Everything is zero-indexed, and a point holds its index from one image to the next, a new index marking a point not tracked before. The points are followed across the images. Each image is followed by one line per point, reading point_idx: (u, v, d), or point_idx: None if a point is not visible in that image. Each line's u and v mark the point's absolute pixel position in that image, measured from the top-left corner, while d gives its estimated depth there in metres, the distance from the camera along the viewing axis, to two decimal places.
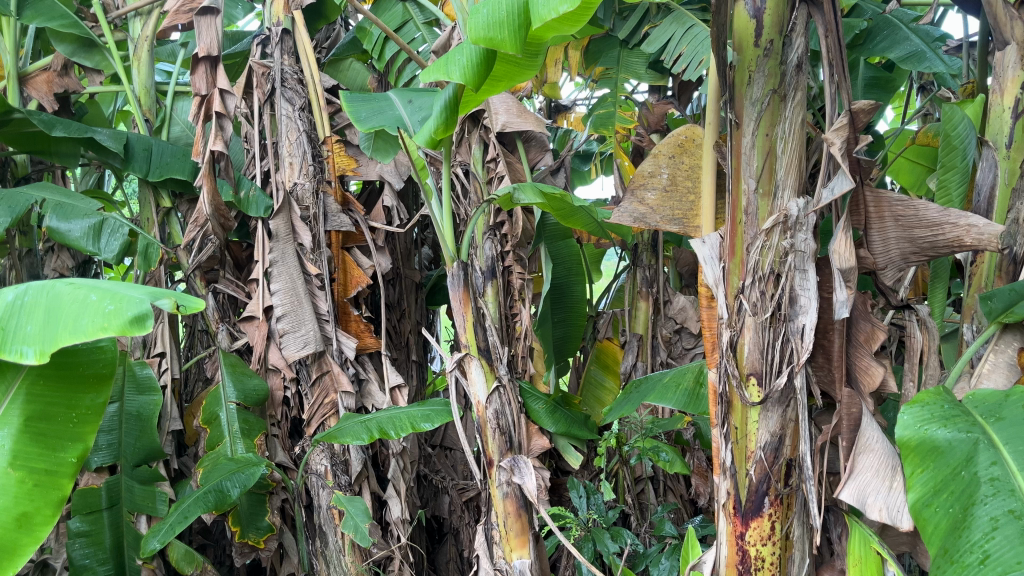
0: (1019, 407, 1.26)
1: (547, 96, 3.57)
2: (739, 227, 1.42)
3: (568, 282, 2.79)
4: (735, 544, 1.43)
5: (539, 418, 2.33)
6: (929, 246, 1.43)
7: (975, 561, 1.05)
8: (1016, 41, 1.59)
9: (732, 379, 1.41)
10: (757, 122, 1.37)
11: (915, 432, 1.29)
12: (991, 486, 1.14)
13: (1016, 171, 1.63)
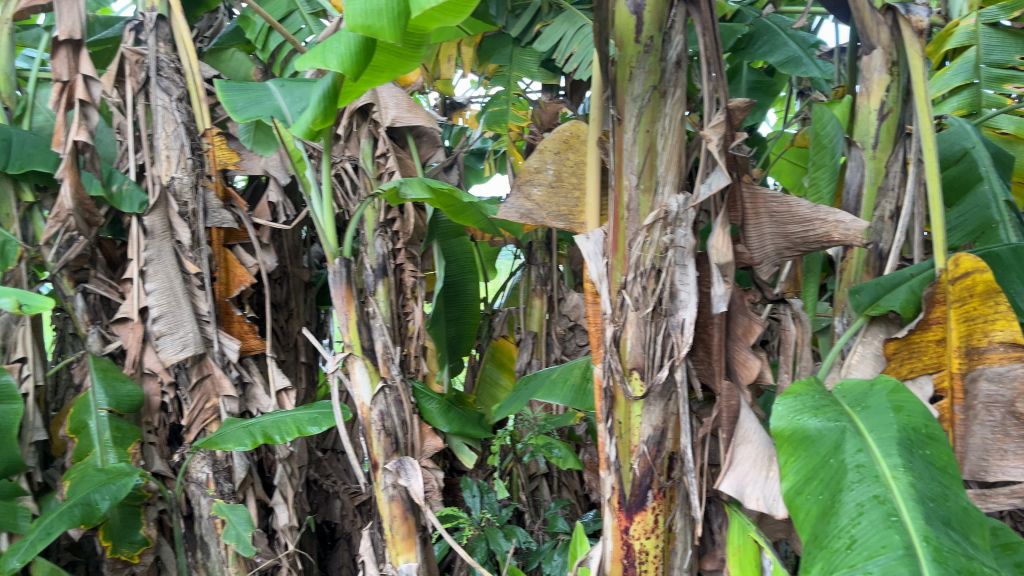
0: (882, 396, 1.32)
1: (440, 92, 3.54)
2: (621, 222, 1.43)
3: (462, 279, 2.73)
4: (620, 539, 1.43)
5: (432, 418, 2.31)
6: (801, 242, 1.47)
7: (843, 546, 1.08)
8: (882, 46, 1.66)
9: (615, 374, 1.41)
10: (638, 118, 1.39)
11: (788, 422, 1.33)
12: (857, 472, 1.18)
13: (881, 171, 1.71)
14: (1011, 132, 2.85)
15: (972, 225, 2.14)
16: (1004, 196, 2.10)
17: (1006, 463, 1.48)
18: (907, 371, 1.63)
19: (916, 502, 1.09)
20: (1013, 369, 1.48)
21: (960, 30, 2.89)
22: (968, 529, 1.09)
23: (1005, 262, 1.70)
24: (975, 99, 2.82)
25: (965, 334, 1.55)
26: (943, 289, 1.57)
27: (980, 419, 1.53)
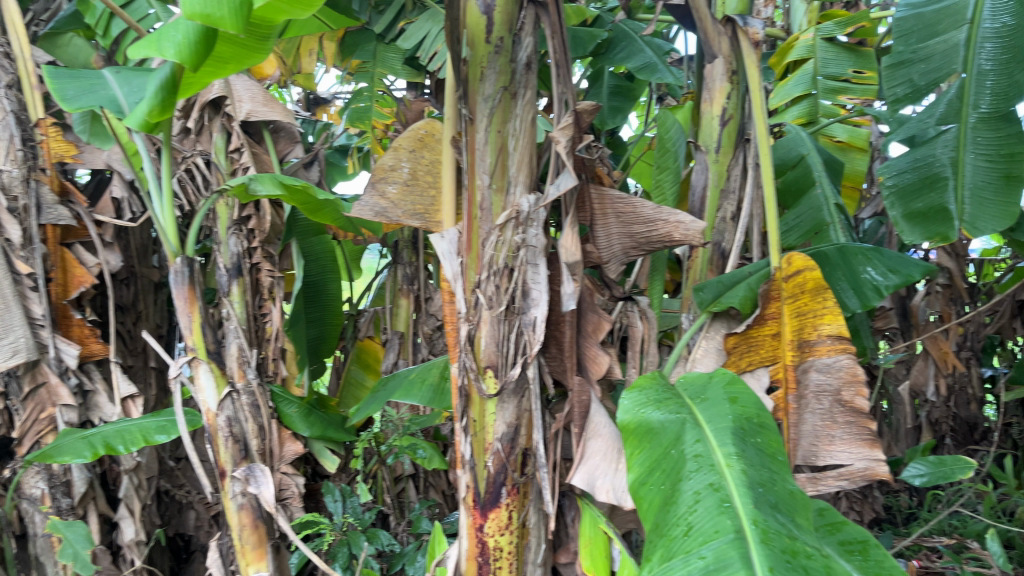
0: (719, 389, 1.41)
1: (302, 86, 3.45)
2: (475, 221, 1.43)
3: (323, 280, 2.68)
4: (475, 537, 1.44)
5: (293, 423, 2.24)
6: (646, 241, 1.52)
7: (680, 533, 1.13)
8: (722, 56, 1.76)
9: (470, 373, 1.41)
10: (489, 117, 1.40)
11: (634, 415, 1.39)
12: (695, 462, 1.24)
13: (723, 174, 1.81)
14: (844, 140, 3.08)
15: (807, 226, 2.31)
16: (834, 200, 2.30)
17: (834, 447, 1.62)
18: (747, 363, 1.73)
19: (747, 488, 1.16)
20: (839, 361, 1.63)
21: (801, 44, 3.14)
22: (793, 510, 1.16)
23: (830, 261, 1.86)
24: (813, 108, 3.04)
25: (798, 328, 1.67)
26: (777, 286, 1.68)
27: (811, 407, 1.66)
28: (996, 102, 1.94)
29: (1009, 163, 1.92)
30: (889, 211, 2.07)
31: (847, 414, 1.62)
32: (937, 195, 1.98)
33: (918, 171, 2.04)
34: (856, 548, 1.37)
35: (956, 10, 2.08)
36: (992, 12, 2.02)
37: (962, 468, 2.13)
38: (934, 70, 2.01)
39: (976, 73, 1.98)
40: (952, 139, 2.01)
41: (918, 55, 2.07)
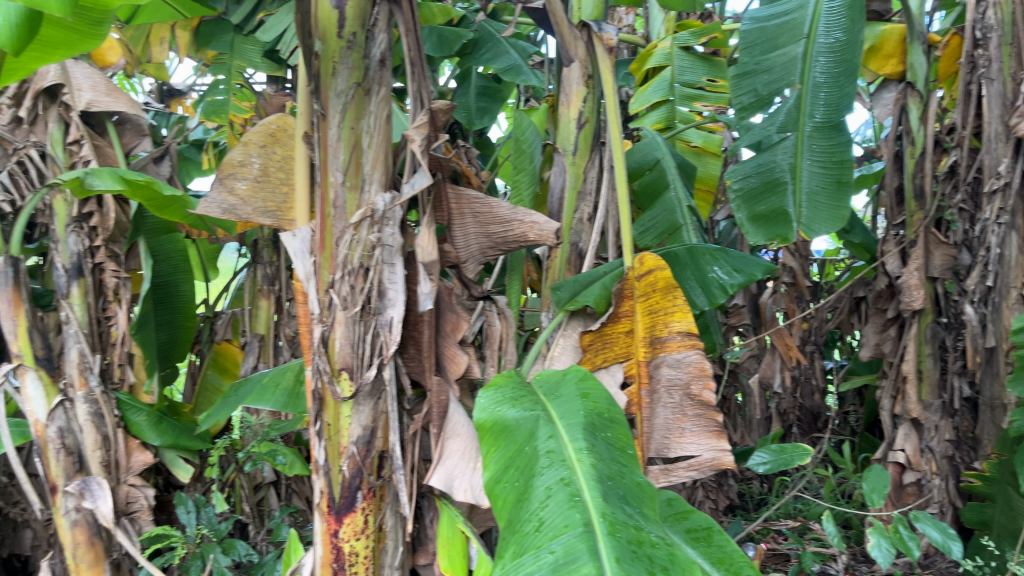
0: (572, 386, 1.45)
1: (154, 76, 3.27)
2: (327, 219, 1.39)
3: (174, 280, 2.56)
4: (330, 543, 1.40)
5: (142, 431, 2.12)
6: (502, 241, 1.54)
7: (532, 528, 1.15)
8: (578, 60, 1.82)
9: (324, 376, 1.37)
10: (342, 114, 1.38)
11: (490, 414, 1.40)
12: (547, 458, 1.26)
13: (580, 176, 1.87)
14: (699, 145, 3.23)
15: (661, 227, 2.40)
16: (686, 202, 2.41)
17: (684, 439, 1.69)
18: (602, 360, 1.79)
19: (597, 481, 1.20)
20: (688, 356, 1.71)
21: (659, 51, 3.26)
22: (640, 502, 1.22)
23: (680, 261, 1.96)
24: (670, 113, 3.19)
25: (650, 325, 1.75)
26: (630, 284, 1.76)
27: (662, 401, 1.73)
28: (829, 112, 2.10)
29: (840, 170, 2.07)
30: (736, 214, 2.18)
31: (695, 407, 1.69)
32: (778, 199, 2.10)
33: (762, 175, 2.15)
34: (700, 535, 1.47)
35: (795, 24, 2.22)
36: (826, 27, 2.17)
37: (800, 455, 2.28)
38: (775, 81, 2.16)
39: (811, 84, 2.12)
40: (791, 146, 2.13)
41: (761, 66, 2.21)
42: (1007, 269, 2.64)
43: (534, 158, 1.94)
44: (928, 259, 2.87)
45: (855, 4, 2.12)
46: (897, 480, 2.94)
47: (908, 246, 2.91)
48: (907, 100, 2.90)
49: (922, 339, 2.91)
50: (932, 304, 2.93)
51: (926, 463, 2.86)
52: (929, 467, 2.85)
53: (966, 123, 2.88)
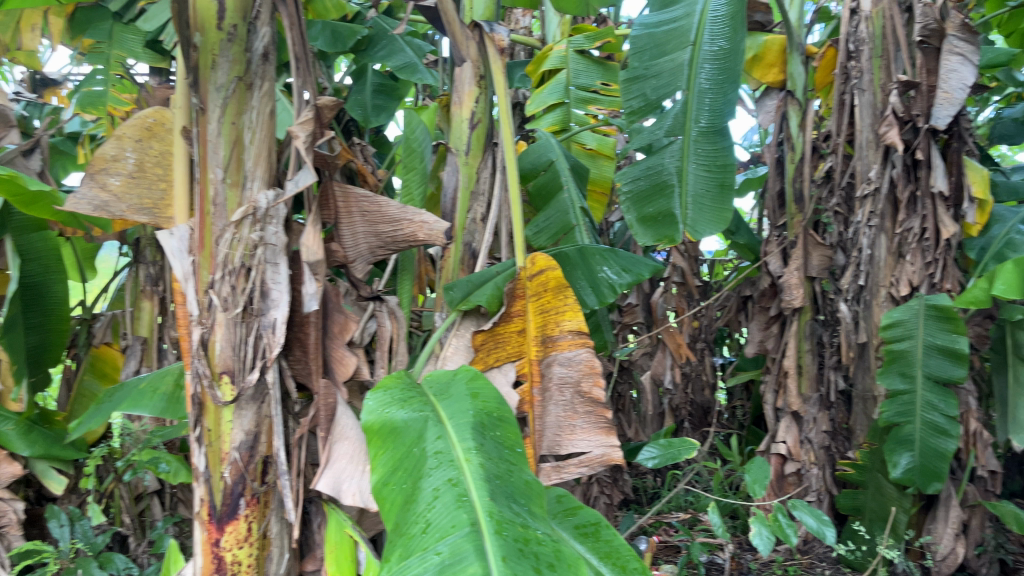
0: (462, 386, 1.45)
1: (24, 64, 3.08)
2: (206, 218, 1.36)
3: (46, 281, 2.38)
4: (210, 553, 1.35)
5: (10, 442, 2.01)
6: (390, 241, 1.53)
7: (419, 530, 1.14)
8: (470, 60, 1.83)
9: (204, 380, 1.33)
10: (222, 108, 1.35)
11: (378, 416, 1.38)
12: (435, 459, 1.26)
13: (472, 176, 1.87)
14: (593, 148, 3.28)
15: (555, 228, 2.43)
16: (578, 203, 2.45)
17: (575, 436, 1.74)
18: (494, 359, 1.78)
19: (484, 481, 1.20)
20: (578, 354, 1.77)
21: (554, 54, 3.32)
22: (529, 500, 1.23)
23: (571, 262, 1.99)
24: (565, 116, 3.23)
25: (542, 324, 1.79)
26: (522, 284, 1.79)
27: (554, 398, 1.77)
28: (713, 118, 2.17)
29: (723, 173, 2.15)
30: (625, 215, 2.23)
31: (586, 404, 1.75)
32: (665, 201, 2.17)
33: (650, 178, 2.21)
34: (589, 530, 1.51)
35: (682, 31, 2.29)
36: (711, 35, 2.23)
37: (687, 448, 2.35)
38: (663, 87, 2.23)
39: (696, 90, 2.20)
40: (677, 150, 2.20)
41: (649, 71, 2.27)
42: (876, 269, 2.85)
43: (424, 158, 1.93)
44: (807, 259, 3.00)
45: (737, 14, 2.20)
46: (778, 471, 3.03)
47: (789, 246, 3.06)
48: (787, 108, 3.03)
49: (802, 336, 3.03)
50: (811, 303, 3.08)
51: (805, 454, 2.98)
52: (808, 458, 2.97)
53: (841, 130, 3.04)
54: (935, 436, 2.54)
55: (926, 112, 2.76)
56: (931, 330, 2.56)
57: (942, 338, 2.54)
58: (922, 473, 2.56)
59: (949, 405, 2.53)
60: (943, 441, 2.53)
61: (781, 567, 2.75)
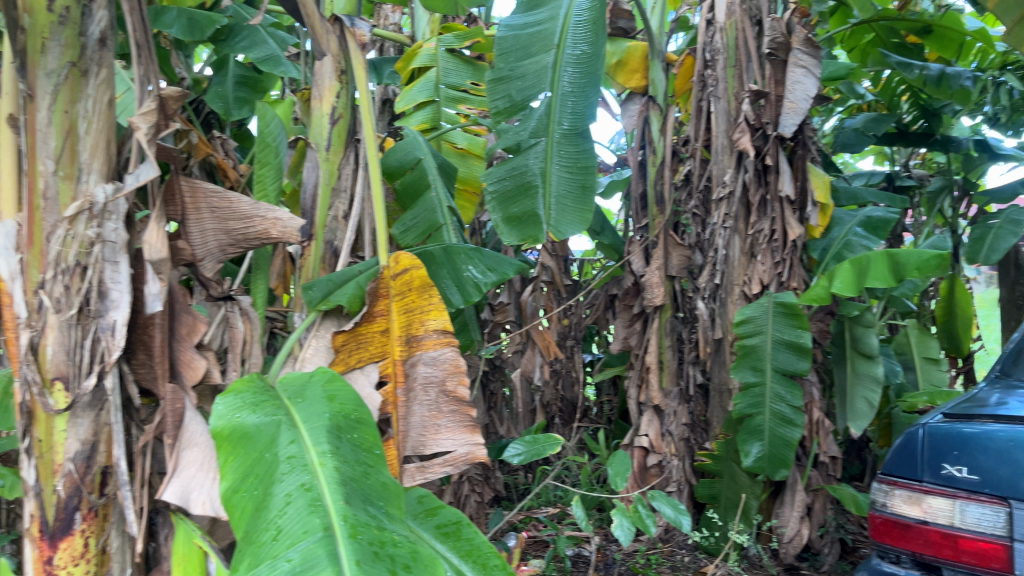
0: (318, 388, 1.42)
1: None
2: (36, 212, 1.28)
3: None
4: (41, 572, 1.26)
5: None
6: (242, 239, 1.54)
7: (269, 538, 1.10)
8: (331, 54, 1.79)
9: (33, 387, 1.24)
10: (53, 96, 1.27)
11: (227, 421, 1.32)
12: (288, 463, 1.23)
13: (333, 173, 1.84)
14: (463, 147, 3.28)
15: (423, 227, 2.41)
16: (446, 203, 2.46)
17: (440, 435, 1.74)
18: (356, 360, 1.76)
19: (338, 484, 1.18)
20: (443, 353, 1.76)
21: (423, 52, 3.30)
22: (385, 502, 1.23)
23: (436, 260, 1.99)
24: (435, 115, 3.21)
25: (406, 323, 1.78)
26: (385, 283, 1.79)
27: (418, 398, 1.76)
28: (575, 121, 2.23)
29: (584, 175, 2.22)
30: (491, 215, 2.24)
31: (451, 404, 1.75)
32: (530, 202, 2.19)
33: (514, 178, 2.24)
34: (450, 530, 1.52)
35: (546, 34, 2.33)
36: (574, 39, 2.30)
37: (552, 444, 2.41)
38: (529, 88, 2.27)
39: (559, 92, 2.25)
40: (542, 151, 2.24)
41: (515, 73, 2.30)
42: (731, 268, 3.00)
43: (280, 153, 1.93)
44: (667, 258, 3.12)
45: (598, 20, 2.29)
46: (641, 464, 3.13)
47: (650, 246, 3.17)
48: (648, 112, 3.15)
49: (662, 332, 3.16)
50: (671, 301, 3.21)
51: (666, 446, 3.10)
52: (669, 450, 3.09)
53: (698, 136, 3.18)
54: (783, 426, 2.69)
55: (774, 120, 2.95)
56: (778, 326, 2.73)
57: (788, 333, 2.71)
58: (771, 461, 2.69)
59: (794, 396, 2.70)
60: (789, 431, 2.68)
61: (643, 556, 2.85)
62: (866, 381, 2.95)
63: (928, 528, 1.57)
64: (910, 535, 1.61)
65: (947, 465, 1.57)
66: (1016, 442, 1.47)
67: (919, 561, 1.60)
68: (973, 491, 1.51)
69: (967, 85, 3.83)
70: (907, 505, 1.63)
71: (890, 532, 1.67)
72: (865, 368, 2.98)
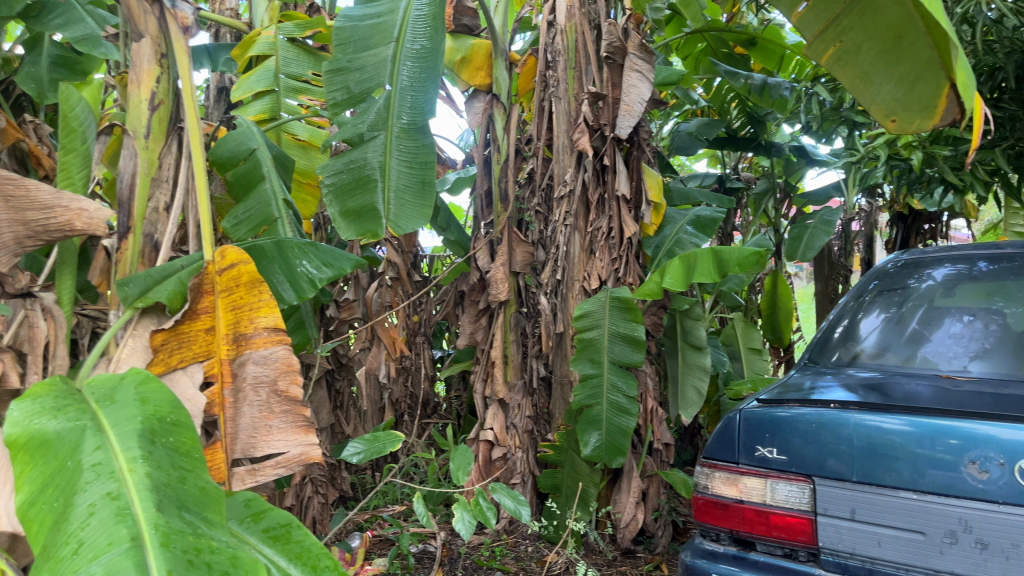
0: (130, 389, 1.34)
1: None
2: None
3: None
4: None
5: None
6: (41, 230, 1.51)
7: (69, 552, 1.02)
8: (149, 36, 1.71)
9: None
10: None
11: (23, 427, 1.21)
12: (92, 471, 1.15)
13: (153, 162, 1.75)
14: (305, 139, 3.19)
15: (256, 220, 2.37)
16: (280, 196, 2.43)
17: (271, 437, 1.70)
18: (177, 360, 1.66)
19: (149, 491, 1.12)
20: (275, 351, 1.73)
21: (262, 39, 3.14)
22: (204, 507, 1.18)
23: (267, 254, 1.95)
24: (274, 105, 3.11)
25: (233, 321, 1.72)
26: (210, 278, 1.71)
27: (248, 399, 1.71)
28: (413, 116, 2.25)
29: (423, 170, 2.22)
30: (328, 208, 2.20)
31: (283, 403, 1.72)
32: (367, 196, 2.18)
33: (352, 172, 2.20)
34: (279, 533, 1.49)
35: (385, 27, 2.35)
36: (413, 35, 2.32)
37: (392, 442, 2.41)
38: (367, 80, 2.25)
39: (398, 87, 2.26)
40: (380, 145, 2.23)
41: (353, 64, 2.28)
42: (571, 265, 3.08)
43: (87, 138, 1.87)
44: (511, 254, 3.17)
45: (436, 16, 2.32)
46: (485, 457, 3.11)
47: (494, 242, 3.20)
48: (492, 110, 3.17)
49: (507, 327, 3.19)
50: (516, 296, 3.26)
51: (510, 439, 3.13)
52: (513, 442, 3.12)
53: (540, 135, 3.26)
54: (619, 415, 2.80)
55: (611, 122, 3.05)
56: (614, 320, 2.84)
57: (624, 326, 2.82)
58: (608, 450, 2.80)
59: (629, 386, 2.81)
60: (625, 420, 2.79)
61: (488, 549, 2.90)
62: (695, 371, 3.13)
63: (743, 506, 1.66)
64: (728, 514, 1.70)
65: (760, 447, 1.66)
66: (822, 423, 1.58)
67: (736, 537, 1.69)
68: (782, 470, 1.61)
69: (785, 94, 4.16)
70: (725, 485, 1.71)
71: (711, 512, 1.73)
72: (694, 358, 3.15)
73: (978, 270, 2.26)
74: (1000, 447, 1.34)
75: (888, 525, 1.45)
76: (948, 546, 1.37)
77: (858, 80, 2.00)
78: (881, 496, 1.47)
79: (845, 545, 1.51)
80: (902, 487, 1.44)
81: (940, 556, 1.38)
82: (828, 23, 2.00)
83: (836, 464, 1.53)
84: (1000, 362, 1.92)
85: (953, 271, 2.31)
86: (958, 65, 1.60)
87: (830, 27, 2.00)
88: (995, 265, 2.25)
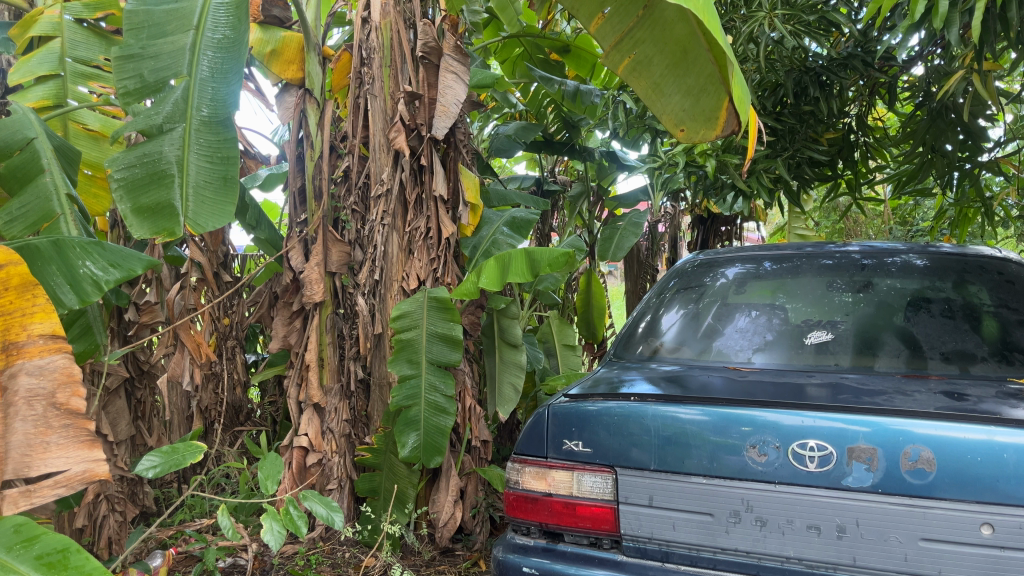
0: None
1: None
2: None
3: None
4: None
5: None
6: None
7: None
8: None
9: None
10: None
11: None
12: None
13: None
14: (96, 128, 2.91)
15: (33, 216, 2.19)
16: (63, 190, 2.25)
17: (49, 455, 1.59)
18: None
19: None
20: (52, 361, 1.65)
21: (44, 20, 2.87)
22: None
23: (43, 255, 1.87)
24: (60, 90, 2.84)
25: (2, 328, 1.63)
26: None
27: (21, 414, 1.60)
28: (214, 108, 2.15)
29: (224, 165, 2.14)
30: (117, 204, 2.06)
31: (62, 417, 1.63)
32: (163, 192, 2.06)
33: (146, 166, 2.08)
34: (54, 560, 1.50)
35: (184, 14, 2.23)
36: (213, 23, 2.25)
37: (192, 454, 2.27)
38: (163, 69, 2.14)
39: (198, 77, 2.16)
40: (178, 138, 2.12)
41: (147, 52, 2.16)
42: (388, 265, 3.02)
43: None
44: (326, 255, 3.08)
45: (240, 6, 2.26)
46: (299, 464, 3.02)
47: (308, 241, 3.10)
48: (305, 105, 3.06)
49: (323, 329, 3.08)
50: (331, 297, 3.16)
51: (326, 444, 3.03)
52: (328, 447, 3.03)
53: (356, 132, 3.16)
54: (437, 415, 2.80)
55: (427, 122, 3.07)
56: (432, 320, 2.84)
57: (442, 326, 2.83)
58: (426, 450, 2.79)
59: (447, 386, 2.82)
60: (443, 419, 2.80)
61: (303, 557, 2.82)
62: (511, 368, 3.20)
63: (551, 499, 1.70)
64: (538, 507, 1.72)
65: (567, 441, 1.69)
66: (625, 416, 1.63)
67: (545, 530, 1.72)
68: (587, 462, 1.66)
69: (596, 101, 4.37)
70: (535, 480, 1.73)
71: (522, 506, 1.75)
72: (510, 356, 3.22)
73: (764, 270, 2.47)
74: (777, 432, 1.46)
75: (681, 509, 1.54)
76: (733, 526, 1.48)
77: (650, 91, 2.21)
78: (676, 482, 1.55)
79: (644, 530, 1.58)
80: (695, 473, 1.53)
81: (726, 534, 1.49)
82: (620, 36, 2.17)
83: (639, 453, 1.60)
84: (779, 354, 2.10)
85: (743, 270, 2.52)
86: (736, 83, 1.84)
87: (624, 38, 2.17)
88: (778, 264, 2.47)
